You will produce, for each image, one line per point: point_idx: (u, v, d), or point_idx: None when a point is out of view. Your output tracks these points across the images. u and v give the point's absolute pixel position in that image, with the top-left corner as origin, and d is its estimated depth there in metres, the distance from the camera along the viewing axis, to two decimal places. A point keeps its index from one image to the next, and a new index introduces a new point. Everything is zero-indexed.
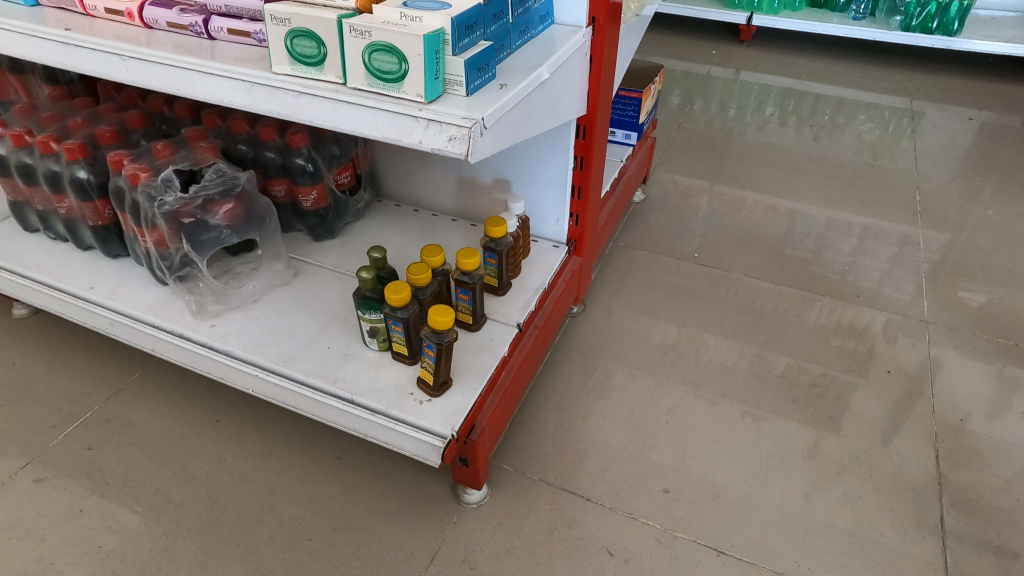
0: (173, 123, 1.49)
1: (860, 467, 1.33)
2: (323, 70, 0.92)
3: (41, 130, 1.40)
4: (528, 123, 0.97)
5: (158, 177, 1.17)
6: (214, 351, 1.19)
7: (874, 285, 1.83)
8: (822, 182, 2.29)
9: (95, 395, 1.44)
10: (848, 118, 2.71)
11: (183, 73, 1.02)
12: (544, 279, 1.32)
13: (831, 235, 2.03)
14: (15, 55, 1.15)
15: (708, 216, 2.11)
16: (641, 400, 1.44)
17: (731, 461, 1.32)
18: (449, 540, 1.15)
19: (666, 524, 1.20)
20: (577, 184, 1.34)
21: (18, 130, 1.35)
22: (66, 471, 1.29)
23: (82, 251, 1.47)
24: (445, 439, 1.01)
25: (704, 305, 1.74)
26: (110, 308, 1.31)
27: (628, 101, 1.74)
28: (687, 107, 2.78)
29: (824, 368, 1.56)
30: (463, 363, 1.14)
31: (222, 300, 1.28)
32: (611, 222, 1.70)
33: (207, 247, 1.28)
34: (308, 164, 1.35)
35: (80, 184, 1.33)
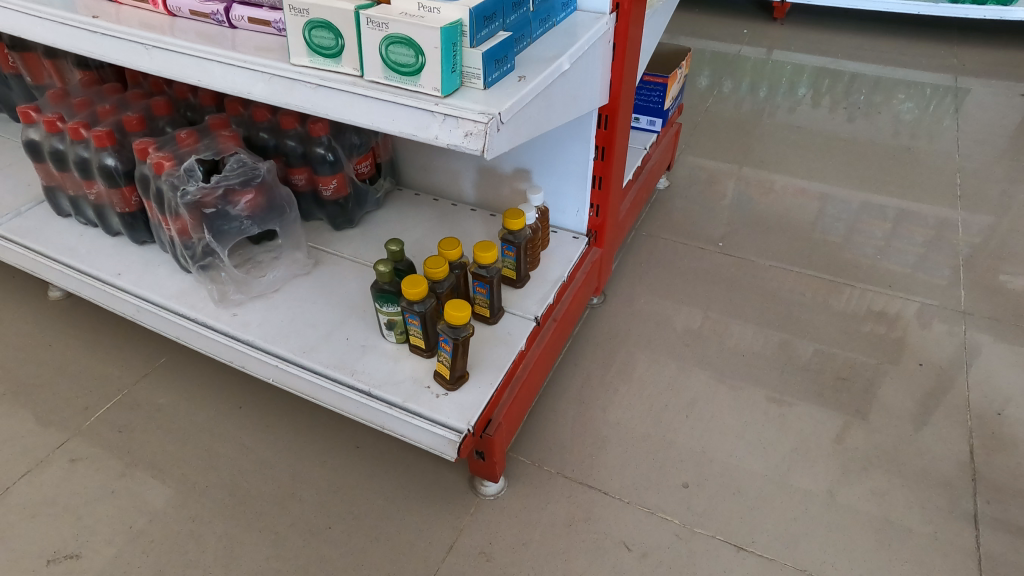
0: (197, 110, 1.49)
1: (887, 462, 1.29)
2: (341, 62, 0.91)
3: (72, 116, 1.41)
4: (547, 116, 0.95)
5: (181, 167, 1.18)
6: (235, 341, 1.21)
7: (908, 273, 1.77)
8: (856, 165, 2.22)
9: (125, 378, 1.48)
10: (886, 97, 2.61)
11: (202, 62, 1.02)
12: (564, 271, 1.31)
13: (864, 220, 1.97)
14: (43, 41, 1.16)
15: (736, 202, 2.06)
16: (661, 391, 1.43)
17: (752, 454, 1.30)
18: (466, 531, 1.16)
19: (685, 519, 1.19)
20: (598, 174, 1.32)
21: (50, 116, 1.36)
22: (98, 452, 1.32)
23: (111, 237, 1.49)
24: (461, 433, 1.01)
25: (729, 293, 1.71)
26: (138, 294, 1.33)
27: (652, 87, 1.69)
28: (716, 89, 2.71)
29: (852, 359, 1.52)
30: (479, 357, 1.14)
31: (243, 289, 1.29)
32: (634, 211, 1.67)
33: (228, 237, 1.29)
34: (328, 154, 1.34)
35: (107, 171, 1.33)
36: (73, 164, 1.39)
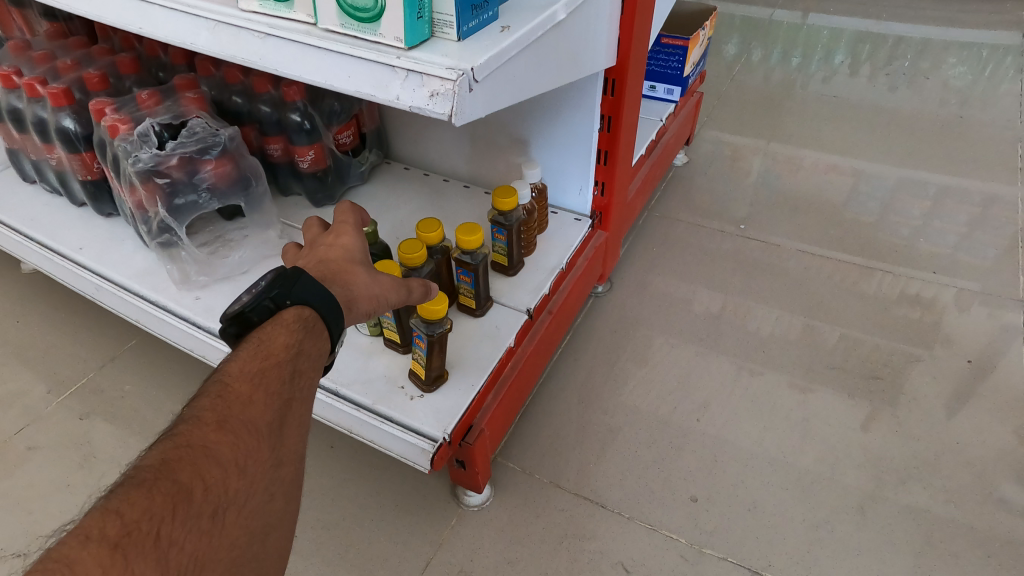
0: (170, 70, 1.35)
1: (928, 475, 1.13)
2: (293, 8, 0.77)
3: (31, 71, 1.26)
4: (537, 76, 0.80)
5: (135, 131, 1.05)
6: (196, 328, 1.09)
7: (955, 256, 1.58)
8: (899, 138, 2.02)
9: (91, 362, 1.38)
10: (933, 63, 2.39)
11: (144, 7, 0.87)
12: (563, 257, 1.17)
13: (908, 198, 1.78)
14: None
15: (763, 179, 1.88)
16: (672, 390, 1.28)
17: (772, 463, 1.16)
18: (445, 546, 1.04)
19: (691, 539, 1.05)
20: (604, 148, 1.17)
21: (6, 70, 1.22)
22: (57, 442, 1.22)
23: (77, 207, 1.37)
24: (436, 443, 0.89)
25: (753, 278, 1.54)
26: (98, 271, 1.21)
27: (673, 51, 1.54)
28: (744, 57, 2.51)
29: (893, 354, 1.34)
30: (462, 354, 1.01)
31: (207, 270, 1.16)
32: (647, 189, 1.52)
33: (185, 212, 1.16)
34: (304, 122, 1.21)
35: (66, 135, 1.20)
36: (31, 124, 1.25)
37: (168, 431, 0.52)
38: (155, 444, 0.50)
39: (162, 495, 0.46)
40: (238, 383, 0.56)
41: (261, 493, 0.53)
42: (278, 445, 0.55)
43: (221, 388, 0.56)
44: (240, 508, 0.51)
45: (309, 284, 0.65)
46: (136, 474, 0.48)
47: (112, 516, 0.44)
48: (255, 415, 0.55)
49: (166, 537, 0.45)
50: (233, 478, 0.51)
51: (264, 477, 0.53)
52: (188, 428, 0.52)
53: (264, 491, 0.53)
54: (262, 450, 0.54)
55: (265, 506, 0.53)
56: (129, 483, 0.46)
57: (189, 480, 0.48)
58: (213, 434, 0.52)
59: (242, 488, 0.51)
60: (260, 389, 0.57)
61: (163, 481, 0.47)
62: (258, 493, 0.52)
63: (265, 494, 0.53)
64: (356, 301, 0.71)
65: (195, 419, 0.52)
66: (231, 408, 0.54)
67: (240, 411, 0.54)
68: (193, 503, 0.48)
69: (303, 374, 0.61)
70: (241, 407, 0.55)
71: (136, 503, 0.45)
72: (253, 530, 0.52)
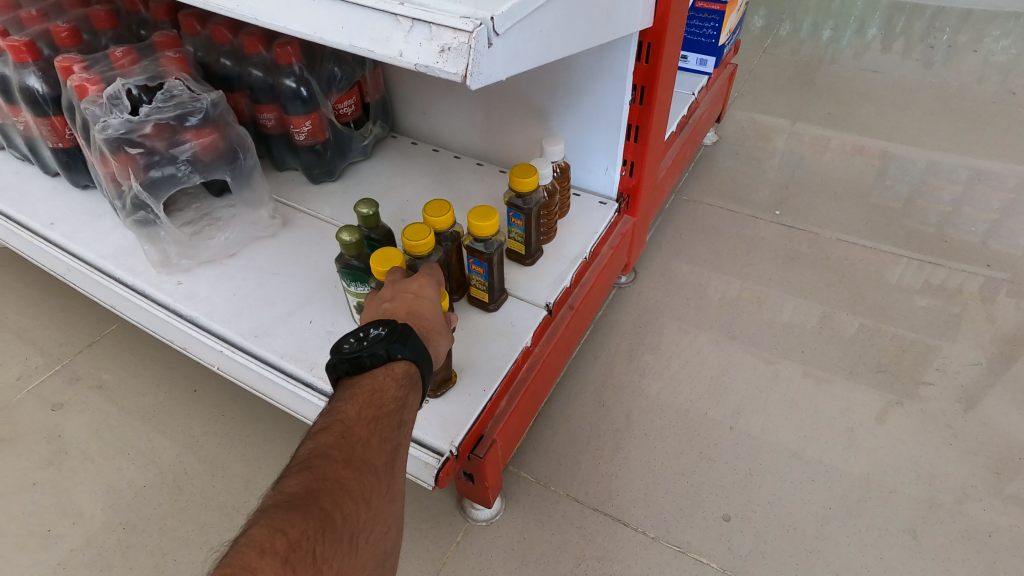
0: (151, 29, 1.23)
1: (988, 495, 1.01)
2: None
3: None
4: (566, 33, 0.67)
5: (105, 93, 0.94)
6: (177, 317, 0.99)
7: (1008, 246, 1.44)
8: (943, 118, 1.86)
9: (66, 347, 1.28)
10: (978, 37, 2.21)
11: None
12: (586, 245, 1.06)
13: (956, 184, 1.63)
14: None
15: (796, 161, 1.74)
16: (700, 392, 1.17)
17: (812, 479, 1.04)
18: (450, 564, 0.95)
19: (723, 563, 0.94)
20: (635, 123, 1.05)
21: None
22: (26, 436, 1.12)
23: (51, 178, 1.27)
24: (441, 457, 0.78)
25: (788, 269, 1.42)
26: (69, 250, 1.12)
27: (708, 16, 1.42)
28: (773, 30, 2.35)
29: (944, 357, 1.21)
30: (471, 353, 0.90)
31: (189, 252, 1.06)
32: (676, 169, 1.40)
33: (162, 186, 1.04)
34: (300, 88, 1.08)
35: (32, 96, 1.10)
36: None
37: (303, 462, 0.52)
38: (291, 475, 0.50)
39: (312, 520, 0.47)
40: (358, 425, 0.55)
41: (380, 525, 0.54)
42: (392, 484, 0.56)
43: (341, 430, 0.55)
44: (366, 539, 0.52)
45: (418, 342, 0.62)
46: (283, 499, 0.48)
47: (278, 533, 0.45)
48: (374, 458, 0.55)
49: (320, 559, 0.46)
50: (362, 510, 0.51)
51: (383, 512, 0.54)
52: (320, 462, 0.51)
53: (382, 524, 0.54)
54: (382, 489, 0.54)
55: (382, 538, 0.54)
56: (284, 506, 0.47)
57: (332, 509, 0.49)
58: (345, 470, 0.52)
59: (368, 521, 0.52)
60: (376, 430, 0.56)
61: (312, 506, 0.48)
62: (379, 526, 0.54)
63: (382, 529, 0.54)
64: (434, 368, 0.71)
65: (324, 455, 0.52)
66: (355, 448, 0.54)
67: (364, 450, 0.54)
68: (336, 531, 0.48)
69: (408, 419, 0.60)
70: (362, 449, 0.54)
71: (295, 524, 0.46)
72: (374, 561, 0.53)
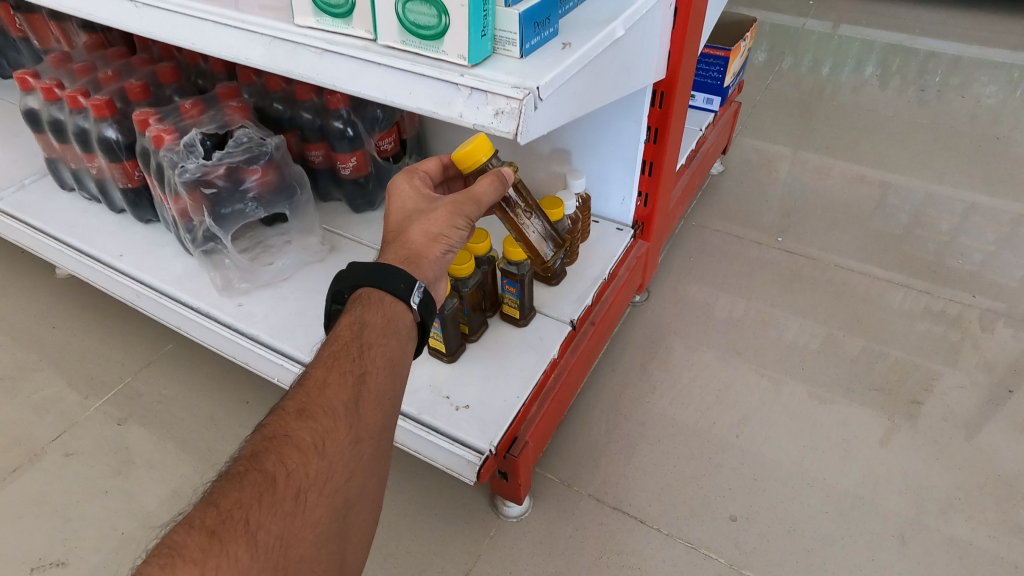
0: (209, 78, 1.38)
1: (972, 507, 1.11)
2: (352, 23, 0.78)
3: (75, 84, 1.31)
4: (595, 91, 0.80)
5: (181, 141, 1.07)
6: (240, 334, 1.11)
7: (995, 279, 1.55)
8: (934, 152, 1.98)
9: (127, 366, 1.40)
10: (968, 79, 2.34)
11: (196, 22, 0.88)
12: (605, 267, 1.18)
13: (944, 215, 1.74)
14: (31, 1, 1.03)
15: (795, 190, 1.86)
16: (709, 404, 1.27)
17: (812, 485, 1.15)
18: (484, 557, 1.05)
19: (731, 559, 1.04)
20: (649, 158, 1.17)
21: (49, 83, 1.25)
22: (96, 448, 1.24)
23: (116, 214, 1.40)
24: (483, 455, 0.89)
25: (789, 292, 1.53)
26: (138, 279, 1.24)
27: (713, 61, 1.55)
28: (776, 65, 2.48)
29: (931, 377, 1.32)
30: (505, 364, 1.02)
31: (249, 277, 1.18)
32: (685, 198, 1.52)
33: (231, 220, 1.18)
34: (347, 128, 1.21)
35: (108, 145, 1.23)
36: (73, 135, 1.29)
37: (262, 425, 0.59)
38: (252, 439, 0.58)
39: (251, 485, 0.54)
40: (315, 373, 0.63)
41: (341, 471, 0.58)
42: (356, 424, 0.61)
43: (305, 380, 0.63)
44: (320, 490, 0.56)
45: (365, 269, 0.71)
46: (235, 467, 0.55)
47: (213, 507, 0.52)
48: (330, 401, 0.61)
49: (255, 524, 0.52)
50: (313, 461, 0.57)
51: (344, 457, 0.59)
52: (275, 421, 0.59)
53: (346, 468, 0.59)
54: (340, 432, 0.59)
55: (348, 483, 0.58)
56: (227, 478, 0.54)
57: (273, 470, 0.55)
58: (295, 424, 0.59)
59: (321, 470, 0.57)
60: (335, 376, 0.63)
61: (253, 473, 0.55)
62: (339, 473, 0.58)
63: (349, 466, 0.59)
64: (418, 260, 0.74)
65: (281, 411, 0.60)
66: (308, 399, 0.61)
67: (319, 401, 0.61)
68: (278, 490, 0.54)
69: (377, 351, 0.66)
70: (317, 396, 0.61)
71: (228, 495, 0.53)
72: (343, 499, 0.58)
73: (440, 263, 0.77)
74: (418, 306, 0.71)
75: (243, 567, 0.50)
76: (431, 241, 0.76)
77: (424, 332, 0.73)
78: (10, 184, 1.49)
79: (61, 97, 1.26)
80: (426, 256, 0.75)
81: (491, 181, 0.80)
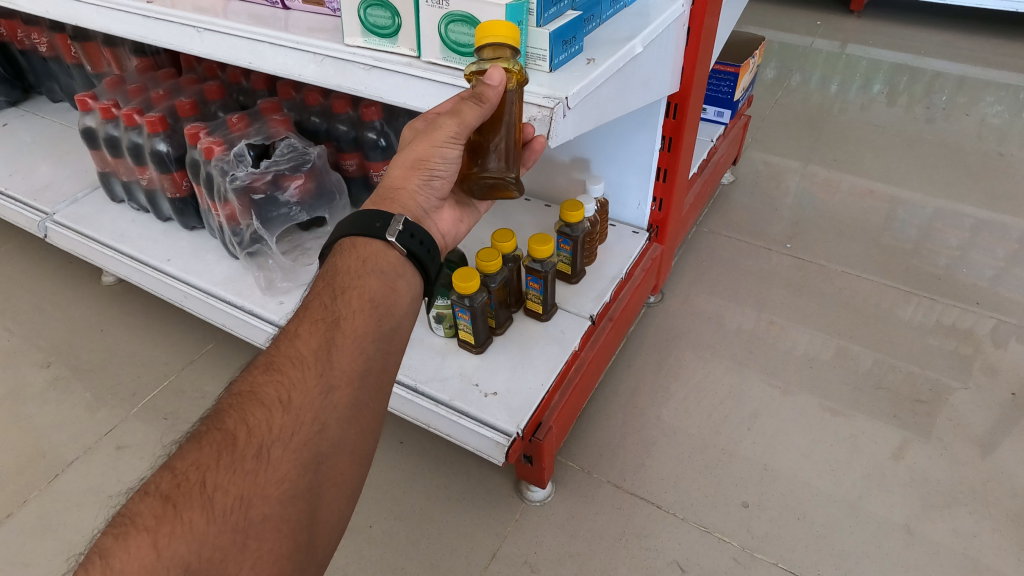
0: (250, 95, 1.47)
1: (975, 501, 1.16)
2: (398, 43, 0.86)
3: (128, 103, 1.41)
4: (616, 102, 0.89)
5: (231, 151, 1.16)
6: (282, 330, 1.20)
7: (998, 288, 1.60)
8: (938, 168, 2.05)
9: (172, 364, 1.49)
10: (973, 99, 2.41)
11: (252, 44, 0.96)
12: (622, 267, 1.26)
13: (948, 227, 1.80)
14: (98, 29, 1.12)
15: (803, 201, 1.93)
16: (721, 400, 1.34)
17: (820, 476, 1.20)
18: (510, 538, 1.12)
19: (744, 543, 1.10)
20: (664, 166, 1.25)
21: (106, 102, 1.35)
22: (145, 441, 1.32)
23: (162, 222, 1.49)
24: (510, 437, 0.96)
25: (798, 298, 1.59)
26: (186, 281, 1.33)
27: (724, 76, 1.64)
28: (785, 82, 2.57)
29: (934, 379, 1.38)
30: (530, 356, 1.10)
31: (290, 277, 1.28)
32: (697, 205, 1.60)
33: (277, 223, 1.27)
34: (379, 139, 1.31)
35: (159, 157, 1.33)
36: (127, 149, 1.38)
37: (234, 383, 0.63)
38: (226, 397, 0.62)
39: (211, 445, 0.56)
40: (288, 329, 0.66)
41: (309, 422, 0.59)
42: (326, 372, 0.61)
43: (282, 338, 0.66)
44: (283, 446, 0.57)
45: (342, 223, 0.74)
46: (200, 427, 0.58)
47: (169, 470, 0.55)
48: (296, 353, 0.63)
49: (210, 483, 0.54)
50: (276, 416, 0.59)
51: (311, 408, 0.59)
52: (245, 379, 0.62)
53: (314, 419, 0.59)
54: (306, 382, 0.60)
55: (318, 435, 0.59)
56: (192, 439, 0.57)
57: (234, 427, 0.57)
58: (262, 379, 0.61)
59: (285, 423, 0.58)
60: (306, 326, 0.65)
61: (213, 432, 0.57)
62: (306, 425, 0.59)
63: (317, 415, 0.59)
64: (394, 197, 0.77)
65: (252, 368, 0.63)
66: (276, 354, 0.63)
67: (287, 353, 0.63)
68: (238, 448, 0.56)
69: (351, 294, 0.67)
70: (285, 350, 0.64)
71: (185, 459, 0.55)
72: (312, 451, 0.58)
73: (422, 194, 0.79)
74: (396, 241, 0.71)
75: (199, 530, 0.52)
76: (412, 170, 0.78)
77: (422, 265, 0.74)
78: (64, 198, 1.59)
79: (117, 115, 1.36)
80: (400, 191, 0.78)
81: (478, 108, 0.70)
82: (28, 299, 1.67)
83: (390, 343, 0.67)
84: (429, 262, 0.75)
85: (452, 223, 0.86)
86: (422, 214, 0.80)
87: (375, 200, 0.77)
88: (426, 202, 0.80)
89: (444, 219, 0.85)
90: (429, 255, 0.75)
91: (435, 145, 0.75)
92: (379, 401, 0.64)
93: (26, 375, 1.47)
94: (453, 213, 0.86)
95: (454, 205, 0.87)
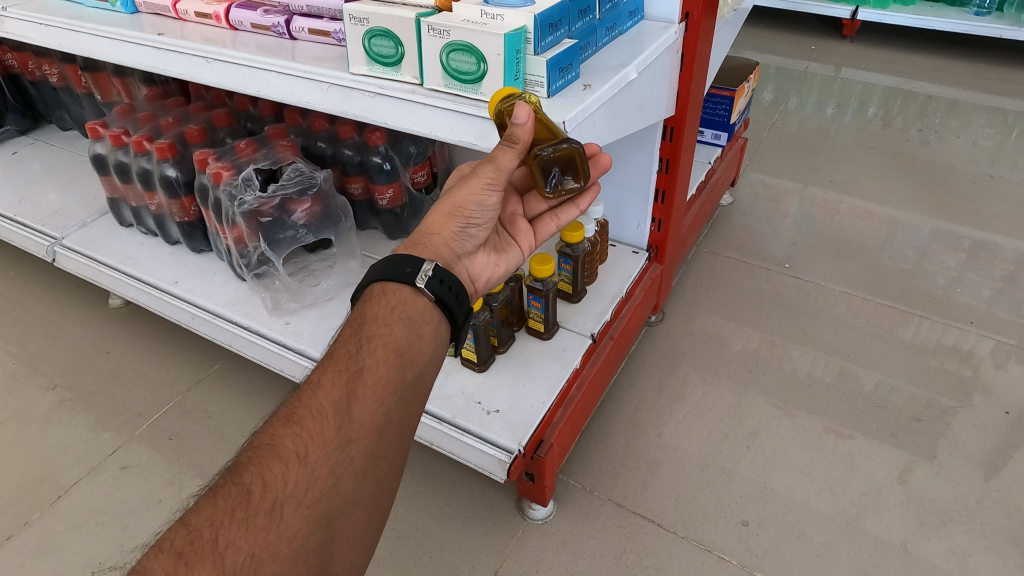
0: (257, 121, 1.51)
1: (970, 519, 1.16)
2: (401, 70, 0.89)
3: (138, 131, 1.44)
4: (613, 125, 0.93)
5: (239, 176, 1.20)
6: (287, 349, 1.22)
7: (992, 309, 1.62)
8: (932, 189, 2.07)
9: (178, 385, 1.51)
10: (965, 122, 2.44)
11: (261, 73, 1.00)
12: (621, 287, 1.29)
13: (941, 248, 1.83)
14: (111, 60, 1.16)
15: (800, 221, 1.96)
16: (722, 418, 1.35)
17: (820, 494, 1.21)
18: (511, 557, 1.12)
19: (743, 561, 1.11)
20: (662, 188, 1.29)
21: (117, 130, 1.40)
22: (150, 461, 1.34)
23: (170, 245, 1.52)
24: (512, 454, 0.98)
25: (796, 317, 1.61)
26: (192, 302, 1.36)
27: (719, 100, 1.68)
28: (781, 105, 2.61)
29: (930, 399, 1.39)
30: (532, 373, 1.12)
31: (297, 297, 1.30)
32: (696, 225, 1.64)
33: (284, 245, 1.30)
34: (384, 163, 1.34)
35: (169, 182, 1.36)
36: (136, 175, 1.41)
37: (254, 434, 0.63)
38: (245, 448, 0.62)
39: (226, 500, 0.57)
40: (312, 380, 0.66)
41: (324, 478, 0.60)
42: (345, 426, 0.62)
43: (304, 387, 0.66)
44: (299, 501, 0.58)
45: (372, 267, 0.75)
46: (215, 482, 0.59)
47: (182, 530, 0.55)
48: (321, 406, 0.63)
49: (222, 542, 0.55)
50: (293, 470, 0.59)
51: (328, 463, 0.60)
52: (265, 430, 0.63)
53: (330, 474, 0.60)
54: (325, 436, 0.61)
55: (334, 489, 0.60)
56: (208, 493, 0.58)
57: (250, 482, 0.58)
58: (281, 431, 0.62)
59: (302, 479, 0.59)
60: (329, 376, 0.66)
61: (230, 487, 0.58)
62: (323, 481, 0.59)
63: (333, 471, 0.60)
64: (427, 242, 0.77)
65: (273, 418, 0.64)
66: (297, 405, 0.64)
67: (309, 405, 0.64)
68: (252, 504, 0.57)
69: (378, 342, 0.68)
70: (308, 402, 0.64)
71: (198, 517, 0.56)
72: (324, 509, 0.59)
73: (457, 241, 0.79)
74: (425, 287, 0.72)
75: None
76: (449, 218, 0.78)
77: (451, 312, 0.74)
78: (73, 223, 1.62)
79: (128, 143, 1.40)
80: (436, 238, 0.77)
81: (509, 151, 0.73)
82: (35, 322, 1.70)
83: (411, 393, 0.68)
84: (457, 309, 0.75)
85: (490, 266, 0.85)
86: (456, 261, 0.79)
87: (408, 245, 0.77)
88: (460, 247, 0.80)
89: (478, 262, 0.84)
90: (458, 303, 0.75)
91: (473, 195, 0.77)
92: (397, 452, 0.65)
93: (32, 398, 1.48)
94: (489, 256, 0.85)
95: (491, 250, 0.86)
